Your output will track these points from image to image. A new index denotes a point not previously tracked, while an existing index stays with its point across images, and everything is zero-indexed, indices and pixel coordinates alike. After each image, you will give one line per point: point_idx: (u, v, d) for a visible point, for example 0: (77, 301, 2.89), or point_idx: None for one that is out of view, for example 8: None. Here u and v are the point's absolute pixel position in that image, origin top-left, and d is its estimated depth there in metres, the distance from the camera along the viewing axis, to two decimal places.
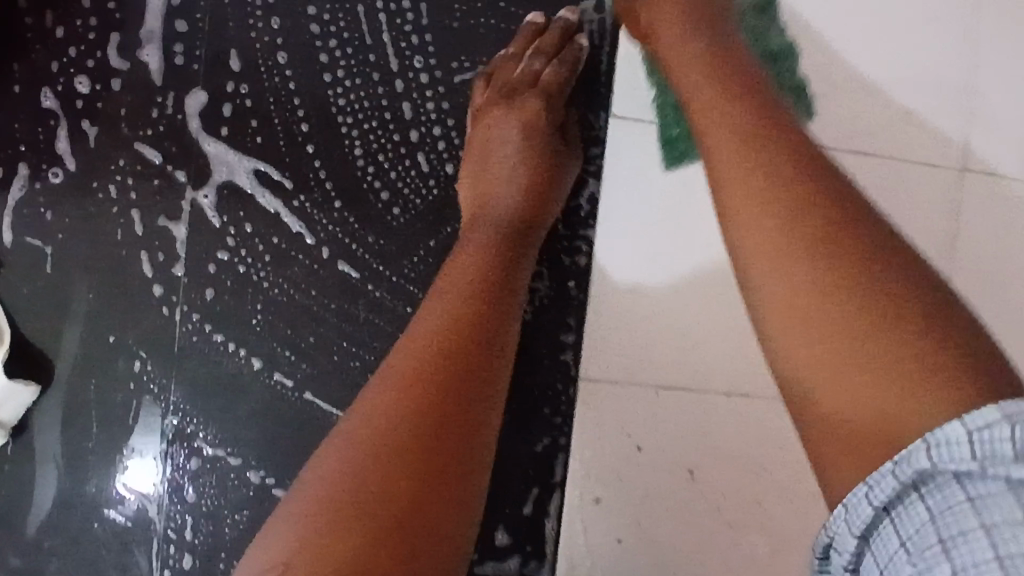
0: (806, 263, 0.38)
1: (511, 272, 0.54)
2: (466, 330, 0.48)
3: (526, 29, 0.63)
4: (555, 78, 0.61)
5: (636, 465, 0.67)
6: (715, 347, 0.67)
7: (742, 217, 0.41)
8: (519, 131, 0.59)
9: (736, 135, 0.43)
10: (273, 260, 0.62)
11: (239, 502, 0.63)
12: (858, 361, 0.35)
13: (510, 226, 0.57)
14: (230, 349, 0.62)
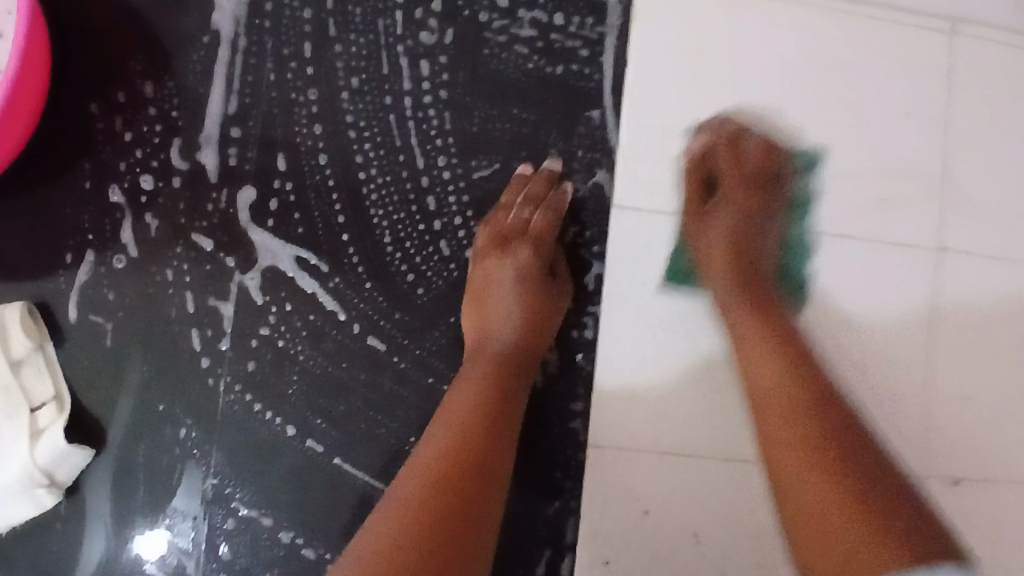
0: (806, 479, 0.53)
1: (505, 411, 0.60)
2: (461, 454, 0.55)
3: (515, 179, 0.70)
4: (545, 227, 0.68)
5: (643, 527, 0.70)
6: (711, 414, 0.71)
7: (767, 427, 0.57)
8: (514, 275, 0.66)
9: (772, 353, 0.60)
10: (309, 335, 0.69)
11: (270, 560, 0.68)
12: (842, 540, 0.49)
13: (505, 362, 0.63)
14: (268, 417, 0.68)
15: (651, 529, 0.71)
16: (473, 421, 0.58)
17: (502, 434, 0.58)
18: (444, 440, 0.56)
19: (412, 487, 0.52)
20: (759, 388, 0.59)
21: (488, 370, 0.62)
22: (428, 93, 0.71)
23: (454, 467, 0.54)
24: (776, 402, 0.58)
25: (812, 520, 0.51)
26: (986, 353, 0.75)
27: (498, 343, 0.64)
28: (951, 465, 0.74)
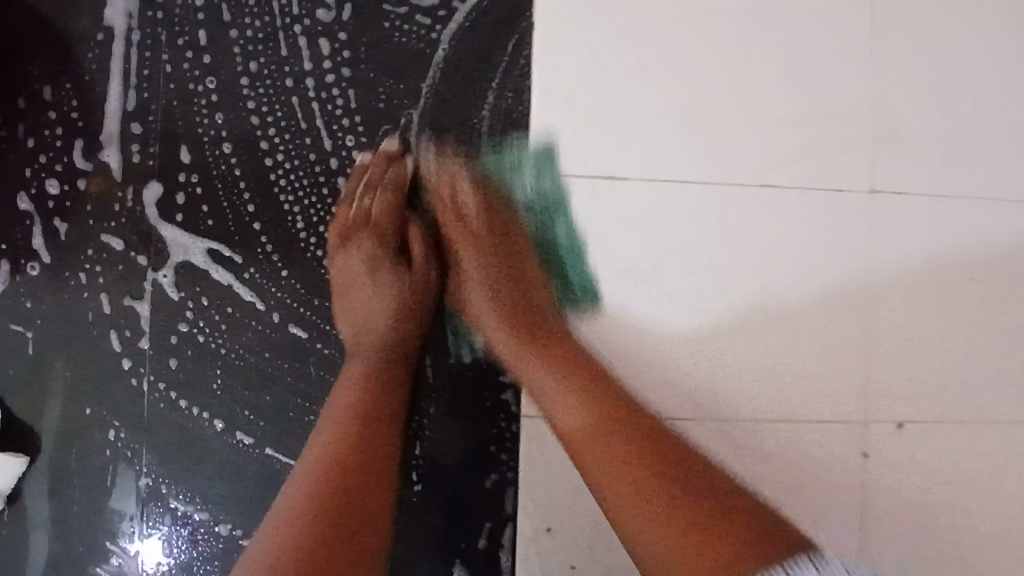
0: (623, 444, 0.59)
1: (381, 396, 0.64)
2: (349, 435, 0.62)
3: (356, 168, 0.69)
4: (387, 207, 0.68)
5: (583, 493, 0.71)
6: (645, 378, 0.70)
7: (587, 453, 0.60)
8: (366, 264, 0.67)
9: (591, 420, 0.60)
10: (228, 328, 0.68)
11: (211, 553, 0.68)
12: (644, 516, 0.55)
13: (376, 353, 0.66)
14: (195, 413, 0.68)
15: (590, 495, 0.70)
16: (357, 414, 0.63)
17: (378, 413, 0.63)
18: (328, 429, 0.62)
19: (286, 503, 0.58)
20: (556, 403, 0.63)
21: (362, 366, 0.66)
22: (329, 73, 0.69)
23: (332, 468, 0.59)
24: (587, 406, 0.61)
25: (636, 481, 0.57)
26: (924, 301, 0.72)
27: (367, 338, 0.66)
28: (896, 409, 0.72)
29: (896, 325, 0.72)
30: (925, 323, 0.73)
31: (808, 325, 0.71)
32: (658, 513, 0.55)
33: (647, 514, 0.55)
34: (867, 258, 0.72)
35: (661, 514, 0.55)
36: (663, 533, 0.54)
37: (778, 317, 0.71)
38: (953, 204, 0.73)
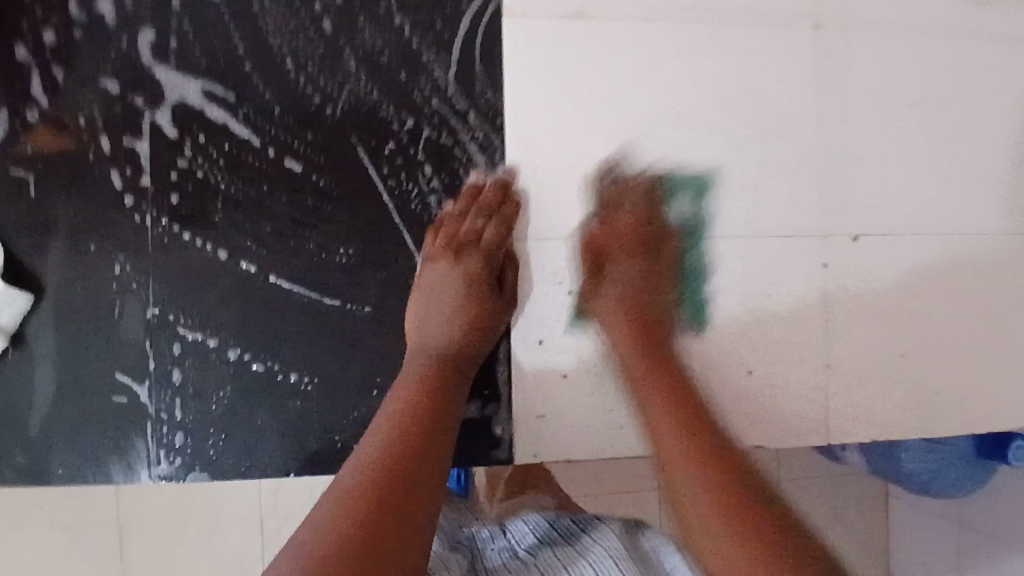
0: (743, 488, 0.61)
1: (450, 392, 0.67)
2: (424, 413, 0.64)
3: (414, 119, 0.73)
4: (496, 237, 0.73)
5: (571, 306, 0.76)
6: (623, 199, 0.76)
7: (714, 444, 0.65)
8: (462, 279, 0.71)
9: (708, 453, 0.63)
10: (225, 163, 0.72)
11: (221, 379, 0.72)
12: (737, 519, 0.59)
13: (452, 359, 0.69)
14: (198, 244, 0.71)
15: (579, 308, 0.76)
16: (421, 408, 0.64)
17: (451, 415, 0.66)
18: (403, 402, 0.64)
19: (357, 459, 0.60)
20: (655, 421, 0.67)
21: (436, 367, 0.68)
22: None
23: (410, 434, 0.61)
24: (719, 470, 0.62)
25: (695, 517, 0.61)
26: (862, 124, 0.80)
27: (436, 350, 0.69)
28: (850, 223, 0.79)
29: (843, 151, 0.79)
30: (868, 140, 0.80)
31: (760, 159, 0.78)
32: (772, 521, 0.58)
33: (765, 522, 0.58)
34: (815, 92, 0.79)
35: (745, 503, 0.60)
36: (718, 550, 0.59)
37: (732, 140, 0.78)
38: (890, 32, 0.80)
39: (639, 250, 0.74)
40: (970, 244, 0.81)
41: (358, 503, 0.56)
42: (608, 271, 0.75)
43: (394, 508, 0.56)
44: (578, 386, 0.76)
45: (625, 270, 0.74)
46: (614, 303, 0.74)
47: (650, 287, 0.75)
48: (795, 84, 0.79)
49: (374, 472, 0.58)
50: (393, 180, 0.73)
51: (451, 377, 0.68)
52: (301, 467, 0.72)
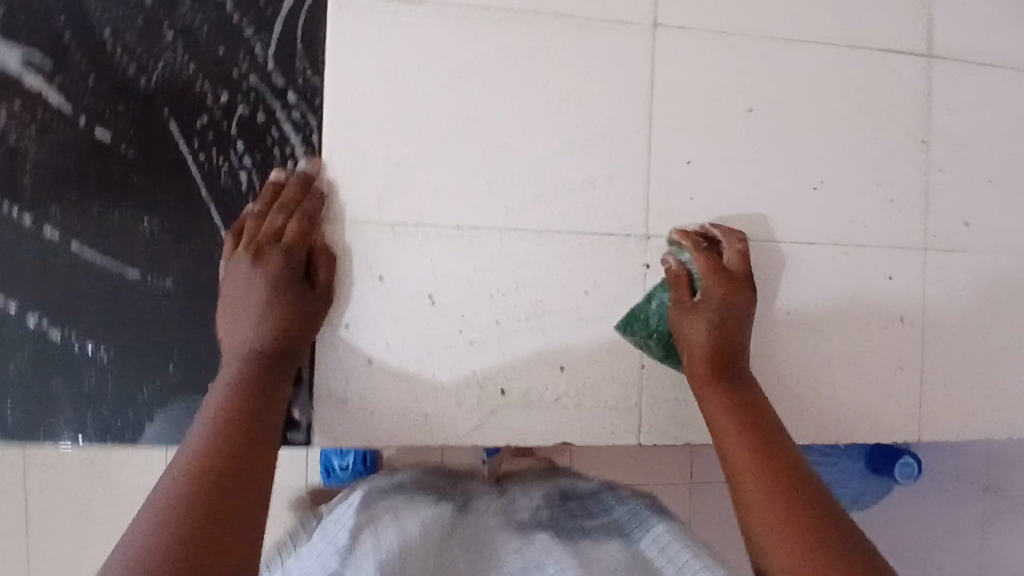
0: (802, 507, 0.64)
1: (269, 392, 0.67)
2: (243, 416, 0.64)
3: (230, 94, 0.73)
4: (298, 233, 0.72)
5: (380, 293, 0.76)
6: (442, 188, 0.76)
7: (747, 475, 0.68)
8: (264, 279, 0.70)
9: (770, 473, 0.67)
10: (38, 130, 0.72)
11: (17, 344, 0.71)
12: (838, 530, 0.62)
13: (265, 361, 0.68)
14: (2, 208, 0.71)
15: (387, 294, 0.76)
16: (240, 415, 0.64)
17: (269, 416, 0.66)
18: (221, 411, 0.64)
19: (173, 474, 0.59)
20: (733, 451, 0.70)
21: (251, 373, 0.67)
22: None
23: (225, 443, 0.61)
24: (779, 490, 0.66)
25: (788, 527, 0.62)
26: (695, 128, 0.80)
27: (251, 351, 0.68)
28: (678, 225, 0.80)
29: (674, 154, 0.80)
30: (698, 146, 0.80)
31: (588, 156, 0.78)
32: (836, 531, 0.61)
33: (843, 534, 0.61)
34: (651, 94, 0.79)
35: (802, 522, 0.62)
36: (789, 561, 0.60)
37: (559, 136, 0.78)
38: (726, 39, 0.81)
39: (723, 295, 0.75)
40: (794, 255, 0.83)
41: (194, 493, 0.57)
42: (694, 305, 0.76)
43: (210, 509, 0.56)
44: (382, 374, 0.76)
45: (714, 298, 0.75)
46: (703, 325, 0.75)
47: (724, 318, 0.75)
48: (632, 84, 0.79)
49: (189, 488, 0.57)
50: (204, 154, 0.73)
51: (269, 374, 0.68)
52: (92, 435, 0.72)
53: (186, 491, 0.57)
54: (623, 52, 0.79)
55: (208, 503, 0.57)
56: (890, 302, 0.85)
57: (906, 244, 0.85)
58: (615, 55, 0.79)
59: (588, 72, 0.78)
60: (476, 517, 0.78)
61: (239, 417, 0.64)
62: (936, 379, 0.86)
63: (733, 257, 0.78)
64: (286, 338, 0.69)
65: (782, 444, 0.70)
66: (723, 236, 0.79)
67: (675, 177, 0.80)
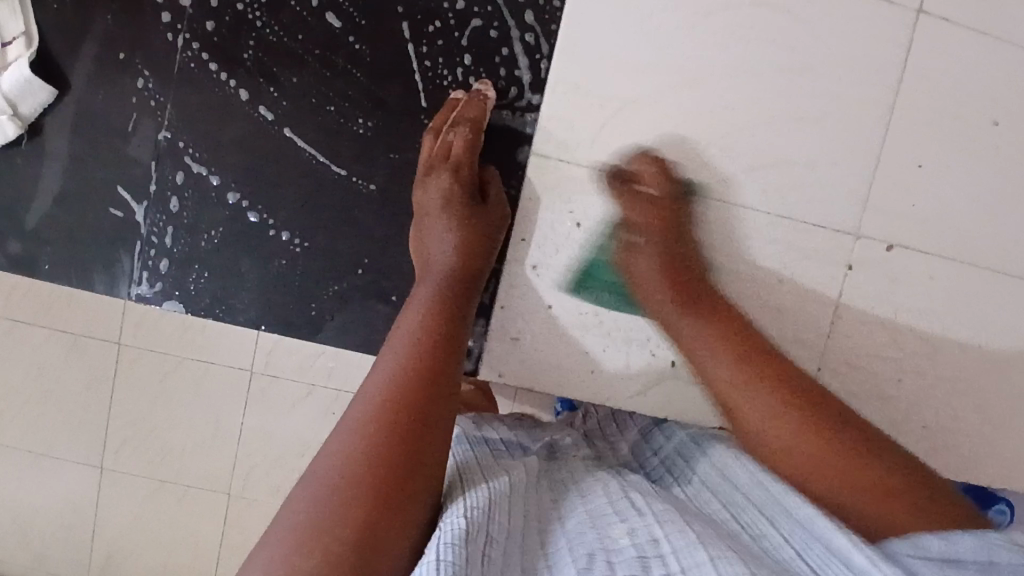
0: (806, 424, 0.63)
1: (458, 302, 0.66)
2: (436, 325, 0.63)
3: (467, 2, 0.70)
4: (468, 154, 0.69)
5: (573, 241, 0.73)
6: (658, 147, 0.73)
7: (749, 424, 0.65)
8: (443, 201, 0.68)
9: (775, 406, 0.64)
10: (267, 3, 0.70)
11: (216, 219, 0.72)
12: (850, 473, 0.60)
13: (453, 276, 0.67)
14: (221, 79, 0.70)
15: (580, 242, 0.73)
16: (434, 324, 0.64)
17: (459, 318, 0.65)
18: (411, 320, 0.64)
19: (353, 421, 0.56)
20: (721, 374, 0.67)
21: (434, 287, 0.66)
22: None
23: (419, 362, 0.60)
24: (780, 408, 0.64)
25: (826, 478, 0.60)
26: (930, 132, 0.75)
27: (440, 263, 0.68)
28: (888, 231, 0.75)
29: (902, 156, 0.75)
30: (931, 153, 0.75)
31: (813, 139, 0.74)
32: (857, 474, 0.59)
33: (852, 472, 0.60)
34: (891, 85, 0.74)
35: (846, 467, 0.60)
36: (877, 525, 0.57)
37: (789, 112, 0.73)
38: (987, 43, 0.75)
39: (662, 225, 0.72)
40: (1002, 287, 0.77)
41: (376, 433, 0.55)
42: (631, 227, 0.72)
43: (403, 453, 0.54)
44: (558, 321, 0.74)
45: (651, 232, 0.72)
46: (651, 238, 0.72)
47: (672, 238, 0.72)
48: (874, 73, 0.74)
49: (375, 433, 0.55)
50: (429, 61, 0.70)
51: (457, 291, 0.67)
52: (271, 324, 0.72)
53: (372, 438, 0.55)
54: (875, 35, 0.73)
55: (400, 437, 0.55)
56: None
57: None
58: (866, 37, 0.73)
59: (833, 50, 0.73)
60: (568, 455, 0.76)
61: (432, 325, 0.63)
62: None
63: (657, 180, 0.72)
64: (470, 255, 0.68)
65: (784, 364, 0.67)
66: (637, 162, 0.72)
67: (897, 180, 0.75)
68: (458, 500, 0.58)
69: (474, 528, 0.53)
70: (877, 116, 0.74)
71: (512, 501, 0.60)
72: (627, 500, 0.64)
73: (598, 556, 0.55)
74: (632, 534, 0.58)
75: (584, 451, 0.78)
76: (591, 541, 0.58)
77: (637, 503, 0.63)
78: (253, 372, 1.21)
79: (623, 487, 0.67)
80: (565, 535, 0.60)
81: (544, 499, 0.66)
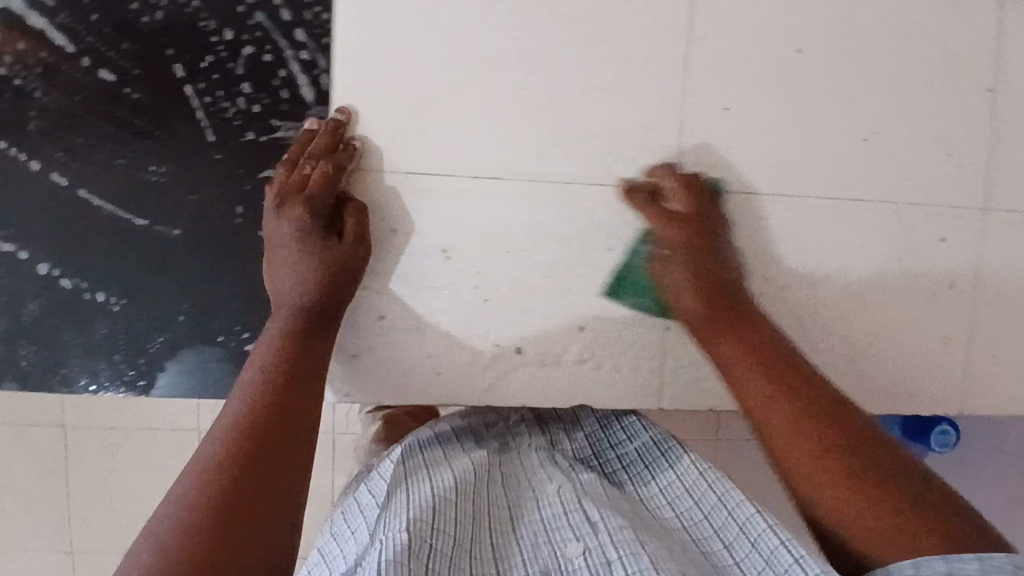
0: (789, 401, 0.67)
1: (314, 333, 0.68)
2: (292, 361, 0.66)
3: (236, 33, 0.69)
4: (323, 182, 0.67)
5: (393, 246, 0.72)
6: (461, 138, 0.71)
7: (791, 463, 0.66)
8: (296, 231, 0.68)
9: (798, 411, 0.67)
10: (40, 70, 0.69)
11: (33, 292, 0.71)
12: (854, 471, 0.63)
13: (306, 310, 0.68)
14: (10, 152, 0.70)
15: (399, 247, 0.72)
16: (288, 356, 0.66)
17: (315, 354, 0.67)
18: (261, 356, 0.66)
19: (206, 453, 0.60)
20: (726, 354, 0.70)
21: (287, 320, 0.68)
22: None
23: (268, 398, 0.64)
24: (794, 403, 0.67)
25: (843, 485, 0.63)
26: (734, 74, 0.73)
27: (288, 297, 0.69)
28: (710, 179, 0.74)
29: (710, 103, 0.74)
30: (738, 94, 0.74)
31: (617, 102, 0.73)
32: (866, 468, 0.63)
33: (858, 470, 0.63)
34: (686, 34, 0.73)
35: (844, 472, 0.63)
36: (871, 517, 0.61)
37: (587, 81, 0.72)
38: None
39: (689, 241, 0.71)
40: (835, 215, 0.76)
41: (219, 485, 0.57)
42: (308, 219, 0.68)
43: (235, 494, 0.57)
44: (393, 331, 0.73)
45: (670, 243, 0.72)
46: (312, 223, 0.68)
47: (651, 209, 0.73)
48: (667, 26, 0.72)
49: (213, 476, 0.58)
50: (209, 96, 0.70)
51: (309, 322, 0.68)
52: (108, 383, 0.72)
53: (213, 486, 0.57)
54: None
55: (235, 488, 0.57)
56: (943, 265, 0.78)
57: (962, 204, 0.78)
58: None
59: (621, 10, 0.72)
60: (518, 457, 0.78)
61: (284, 357, 0.66)
62: (989, 347, 0.79)
63: (319, 172, 0.68)
64: (324, 289, 0.68)
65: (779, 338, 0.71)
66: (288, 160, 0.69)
67: (708, 127, 0.74)
68: (400, 507, 0.65)
69: (415, 540, 0.59)
70: (678, 68, 0.73)
71: (458, 507, 0.66)
72: (575, 512, 0.67)
73: (551, 573, 0.62)
74: (588, 553, 0.62)
75: (533, 450, 0.79)
76: (543, 552, 0.64)
77: (590, 515, 0.66)
78: (201, 430, 1.26)
79: (585, 530, 0.64)
80: (522, 542, 0.66)
81: (498, 489, 0.72)
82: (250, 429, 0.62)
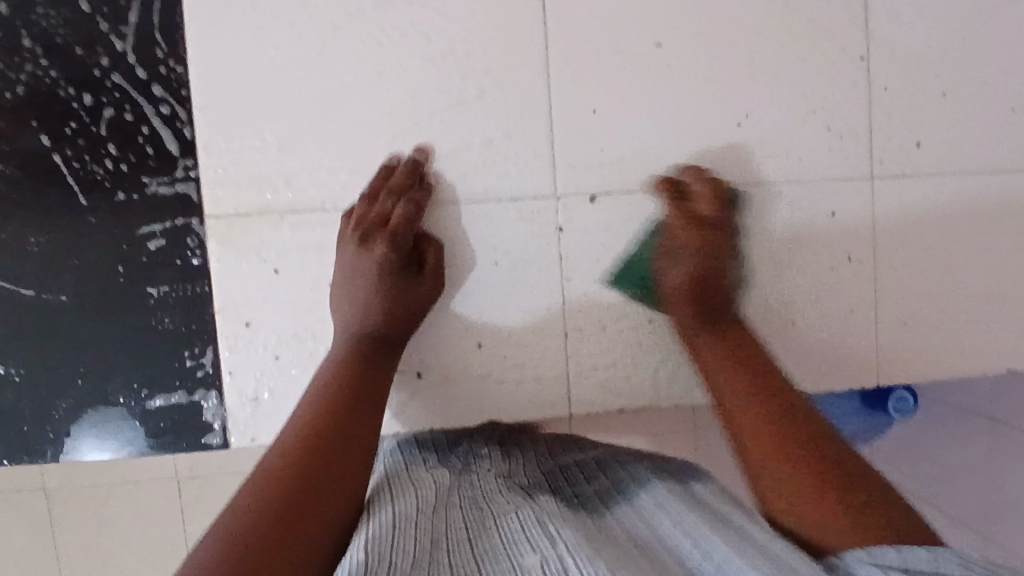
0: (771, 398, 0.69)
1: (368, 380, 0.69)
2: (341, 403, 0.67)
3: (97, 98, 0.71)
4: (407, 221, 0.70)
5: (277, 286, 0.72)
6: (331, 171, 0.72)
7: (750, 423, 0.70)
8: (374, 269, 0.70)
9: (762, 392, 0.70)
10: None
11: None
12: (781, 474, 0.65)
13: (365, 346, 0.69)
14: None
15: (283, 285, 0.72)
16: (337, 401, 0.67)
17: (369, 396, 0.68)
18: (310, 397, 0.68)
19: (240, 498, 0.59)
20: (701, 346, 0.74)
21: (340, 356, 0.70)
22: None
23: (309, 442, 0.64)
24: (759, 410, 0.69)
25: (790, 484, 0.64)
26: (595, 75, 0.74)
27: (362, 330, 0.69)
28: (588, 181, 0.75)
29: (577, 107, 0.74)
30: (605, 95, 0.74)
31: (485, 116, 0.73)
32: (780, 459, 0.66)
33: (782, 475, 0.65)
34: (543, 42, 0.73)
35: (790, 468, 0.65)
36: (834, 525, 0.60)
37: (451, 100, 0.73)
38: None
39: (696, 241, 0.73)
40: None
41: (251, 526, 0.56)
42: (362, 252, 0.70)
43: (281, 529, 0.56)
44: (290, 370, 0.73)
45: (666, 250, 0.74)
46: (350, 261, 0.70)
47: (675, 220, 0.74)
48: (523, 37, 0.73)
49: (256, 513, 0.57)
50: (78, 162, 0.71)
51: (373, 356, 0.70)
52: (19, 455, 0.73)
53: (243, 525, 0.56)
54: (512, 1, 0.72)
55: (273, 525, 0.56)
56: (837, 237, 0.78)
57: (850, 173, 0.77)
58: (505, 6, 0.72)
59: (474, 27, 0.72)
60: (480, 473, 0.70)
61: (336, 400, 0.67)
62: (896, 313, 0.79)
63: (399, 201, 0.70)
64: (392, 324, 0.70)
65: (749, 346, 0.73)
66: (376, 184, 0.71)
67: (578, 131, 0.74)
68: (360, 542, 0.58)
69: None
70: (540, 77, 0.73)
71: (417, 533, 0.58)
72: (533, 528, 0.58)
73: None
74: (546, 565, 0.53)
75: (495, 476, 0.70)
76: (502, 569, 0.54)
77: (548, 530, 0.57)
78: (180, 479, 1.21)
79: (537, 541, 0.56)
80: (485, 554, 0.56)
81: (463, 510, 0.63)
82: (294, 464, 0.62)
